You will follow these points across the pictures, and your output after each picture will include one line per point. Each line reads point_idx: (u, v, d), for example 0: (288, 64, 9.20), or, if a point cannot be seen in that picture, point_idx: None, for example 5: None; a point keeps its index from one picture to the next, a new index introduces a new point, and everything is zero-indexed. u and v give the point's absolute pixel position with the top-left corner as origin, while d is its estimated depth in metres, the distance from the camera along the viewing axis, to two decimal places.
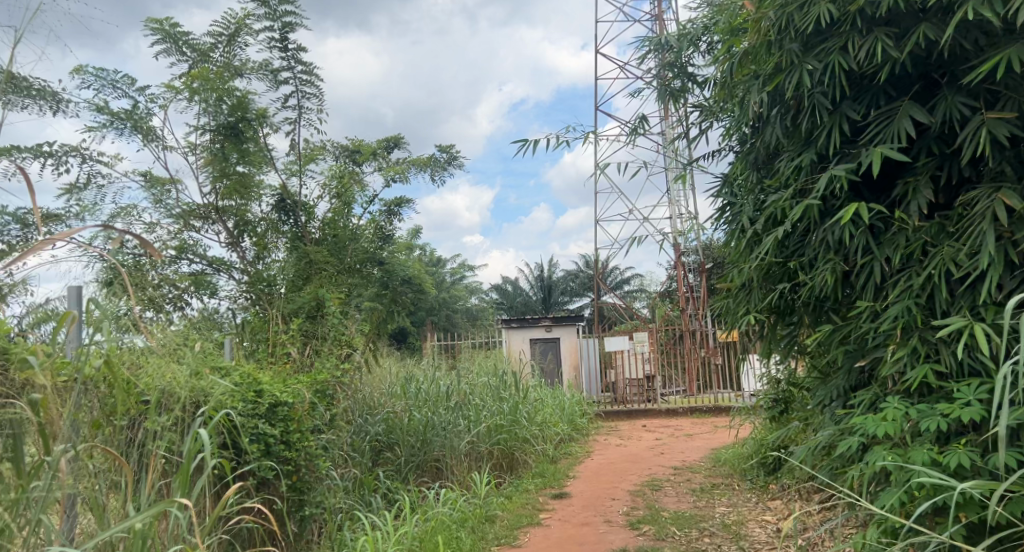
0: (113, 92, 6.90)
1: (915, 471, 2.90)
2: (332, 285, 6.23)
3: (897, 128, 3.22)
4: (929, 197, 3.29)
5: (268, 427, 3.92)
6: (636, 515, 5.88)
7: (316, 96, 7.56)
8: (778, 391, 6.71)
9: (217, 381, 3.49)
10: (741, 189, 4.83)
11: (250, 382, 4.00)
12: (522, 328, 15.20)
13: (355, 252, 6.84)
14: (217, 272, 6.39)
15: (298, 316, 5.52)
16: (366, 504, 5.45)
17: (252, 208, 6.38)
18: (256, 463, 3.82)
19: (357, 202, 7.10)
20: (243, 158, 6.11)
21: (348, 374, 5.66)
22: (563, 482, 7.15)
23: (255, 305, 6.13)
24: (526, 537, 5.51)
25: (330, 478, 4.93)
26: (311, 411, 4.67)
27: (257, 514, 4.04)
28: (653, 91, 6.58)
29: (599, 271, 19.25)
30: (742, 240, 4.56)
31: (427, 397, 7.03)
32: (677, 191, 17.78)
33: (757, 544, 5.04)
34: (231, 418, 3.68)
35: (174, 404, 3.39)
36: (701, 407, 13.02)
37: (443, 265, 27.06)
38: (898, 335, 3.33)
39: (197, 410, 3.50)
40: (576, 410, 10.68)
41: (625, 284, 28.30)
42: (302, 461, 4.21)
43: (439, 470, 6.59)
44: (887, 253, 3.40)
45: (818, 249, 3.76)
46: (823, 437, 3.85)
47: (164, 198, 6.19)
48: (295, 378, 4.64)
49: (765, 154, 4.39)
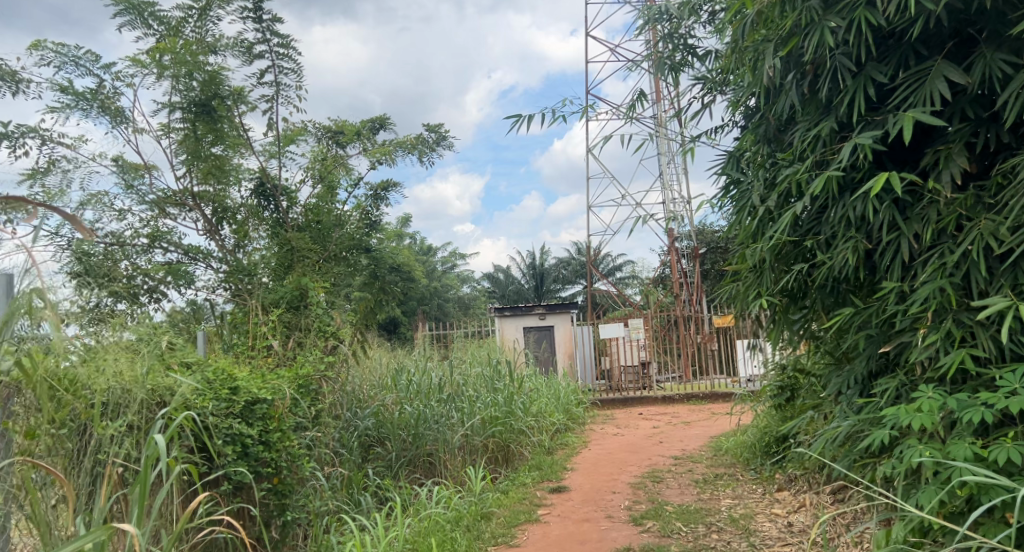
0: (76, 70, 6.50)
1: (954, 468, 2.65)
2: (317, 274, 5.88)
3: (929, 91, 2.94)
4: (963, 166, 3.03)
5: (244, 426, 3.62)
6: (639, 510, 5.61)
7: (295, 72, 7.21)
8: (783, 378, 6.47)
9: (182, 378, 3.19)
10: (749, 164, 4.53)
11: (223, 378, 3.68)
12: (515, 316, 14.79)
13: (342, 239, 6.41)
14: (194, 260, 5.79)
15: (280, 307, 5.21)
16: (356, 504, 5.18)
17: (231, 194, 6.03)
18: (231, 466, 3.53)
19: (342, 186, 6.67)
20: (219, 140, 5.75)
21: (334, 368, 5.36)
22: (561, 475, 6.87)
23: (236, 296, 5.80)
24: (524, 535, 5.23)
25: (315, 476, 4.68)
26: (294, 409, 4.37)
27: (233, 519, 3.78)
28: (650, 65, 6.28)
29: (592, 257, 18.98)
30: (751, 218, 4.26)
31: (419, 389, 6.73)
32: (671, 174, 17.50)
33: (769, 540, 4.78)
34: (200, 418, 3.38)
35: (132, 409, 3.16)
36: (699, 394, 12.80)
37: (434, 253, 26.72)
38: (930, 318, 3.07)
39: (161, 409, 3.29)
40: (572, 399, 10.42)
41: (618, 271, 28.11)
42: (285, 462, 3.91)
43: (432, 465, 6.32)
44: (916, 229, 3.13)
45: (837, 227, 3.49)
46: (844, 428, 3.59)
47: (135, 183, 5.80)
48: (276, 373, 4.33)
49: (776, 125, 4.10)
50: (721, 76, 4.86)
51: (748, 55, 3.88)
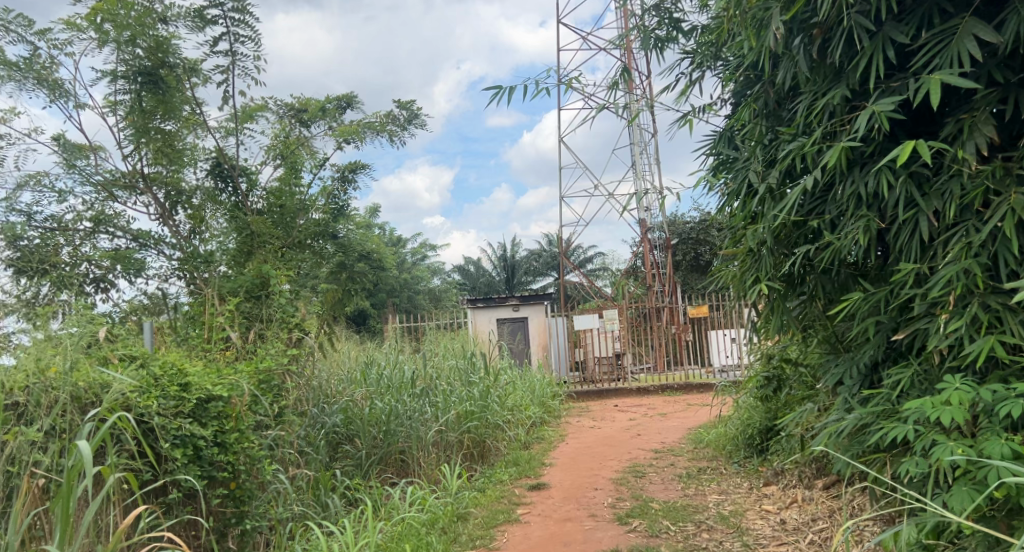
0: (8, 36, 5.95)
1: (990, 467, 2.42)
2: (279, 261, 5.49)
3: (956, 51, 2.68)
4: (989, 136, 2.77)
5: (196, 427, 3.25)
6: (623, 508, 5.33)
7: (252, 41, 6.77)
8: (769, 368, 6.16)
9: (114, 376, 2.85)
10: (744, 141, 4.25)
11: (171, 373, 3.31)
12: (488, 308, 14.48)
13: (308, 224, 5.98)
14: (144, 246, 5.28)
15: (238, 295, 4.82)
16: (324, 507, 4.83)
17: (186, 176, 5.55)
18: (180, 473, 3.17)
19: (307, 169, 6.26)
20: (167, 116, 5.21)
21: (297, 362, 5.00)
22: (539, 471, 6.57)
23: (192, 285, 5.36)
24: (504, 537, 4.92)
25: (277, 479, 4.32)
26: (254, 407, 3.97)
27: (177, 532, 3.43)
28: (632, 39, 5.96)
29: (565, 248, 18.72)
30: (749, 198, 4.00)
31: (390, 383, 6.39)
32: (643, 163, 17.27)
33: (763, 539, 4.54)
34: (133, 419, 3.05)
35: (49, 414, 2.93)
36: (673, 385, 12.61)
37: (404, 245, 26.23)
38: (952, 303, 2.83)
39: (89, 413, 3.04)
40: (547, 392, 10.11)
41: (589, 263, 27.91)
42: (243, 465, 3.55)
43: (404, 463, 5.97)
44: (937, 205, 2.88)
45: (846, 205, 3.24)
46: (852, 420, 3.35)
47: (77, 162, 5.29)
48: (233, 367, 3.95)
49: (777, 96, 3.83)
50: (714, 46, 4.56)
51: (749, 20, 3.59)
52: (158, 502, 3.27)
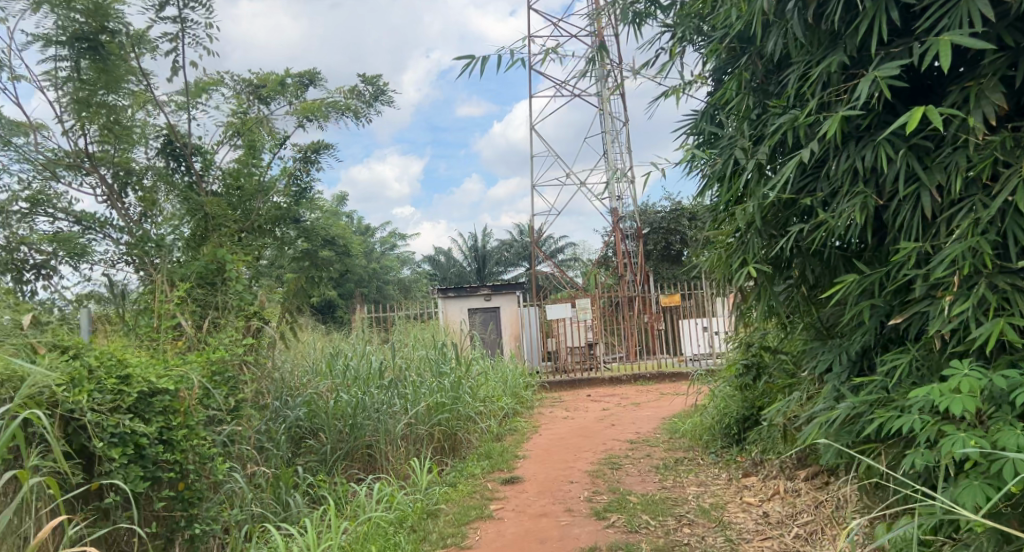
0: None
1: (1004, 461, 2.26)
2: (237, 245, 5.17)
3: (966, 11, 2.52)
4: (998, 104, 2.62)
5: (137, 423, 2.98)
6: (600, 502, 5.13)
7: (205, 10, 6.36)
8: (748, 355, 6.00)
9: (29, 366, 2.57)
10: (728, 118, 4.06)
11: (109, 365, 3.04)
12: (459, 298, 14.17)
13: (267, 207, 5.65)
14: (89, 230, 4.92)
15: (190, 282, 4.51)
16: (285, 507, 4.54)
17: (135, 155, 5.19)
18: (117, 474, 2.90)
19: (268, 148, 5.93)
20: (109, 87, 4.82)
21: (254, 353, 4.70)
22: (512, 463, 6.35)
23: (142, 272, 5.01)
24: (477, 535, 4.69)
25: (231, 478, 4.04)
26: (205, 402, 3.66)
27: (113, 541, 3.15)
28: (609, 13, 5.73)
29: (536, 237, 18.47)
30: (735, 176, 3.80)
31: (357, 374, 6.12)
32: (615, 151, 17.10)
33: (746, 534, 4.36)
34: (52, 414, 2.78)
35: None
36: (646, 375, 12.49)
37: (373, 234, 25.80)
38: (956, 284, 2.66)
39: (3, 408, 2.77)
40: (519, 382, 9.89)
41: (560, 253, 27.75)
42: (192, 464, 3.27)
43: (372, 458, 5.70)
44: (940, 179, 2.72)
45: (842, 180, 3.06)
46: (845, 409, 3.18)
47: (13, 139, 4.89)
48: (181, 358, 3.65)
49: (766, 67, 3.65)
50: (697, 17, 4.35)
51: None
52: (90, 508, 3.01)
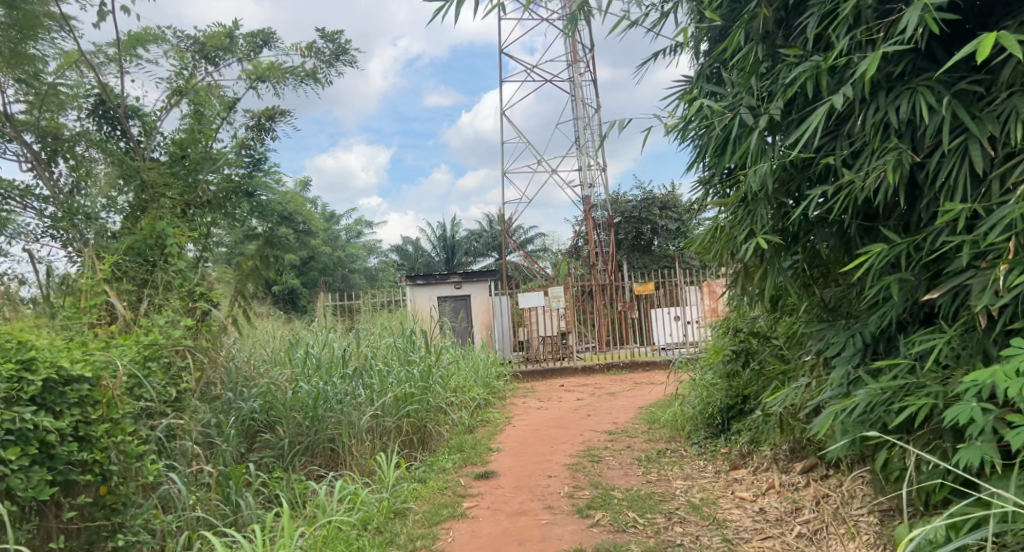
0: None
1: None
2: (181, 220, 4.67)
3: None
4: None
5: (44, 417, 2.58)
6: (583, 498, 4.74)
7: None
8: (737, 341, 5.67)
9: None
10: (728, 75, 3.73)
11: (7, 348, 2.62)
12: (427, 285, 13.64)
13: (218, 179, 5.14)
14: (9, 200, 4.38)
15: (123, 256, 4.03)
16: (234, 509, 4.07)
17: (65, 117, 4.65)
18: (15, 478, 2.51)
19: (220, 116, 5.41)
20: (30, 36, 4.28)
21: (202, 338, 4.25)
22: (486, 457, 5.93)
23: (70, 248, 4.49)
24: (449, 536, 4.26)
25: (168, 478, 3.57)
26: (137, 393, 3.21)
27: None
28: None
29: (507, 224, 18.04)
30: (740, 138, 3.47)
31: (318, 362, 5.66)
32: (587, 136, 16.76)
33: (744, 532, 3.99)
34: None
35: None
36: (619, 364, 12.15)
37: (339, 221, 25.11)
38: (1013, 249, 2.46)
39: None
40: (490, 371, 9.47)
41: (530, 243, 27.37)
42: (115, 464, 2.86)
43: (334, 454, 5.21)
44: (992, 131, 2.57)
45: (871, 134, 2.81)
46: (866, 396, 2.84)
47: None
48: (106, 341, 3.21)
49: (773, 16, 3.34)
50: None
51: None
52: None
